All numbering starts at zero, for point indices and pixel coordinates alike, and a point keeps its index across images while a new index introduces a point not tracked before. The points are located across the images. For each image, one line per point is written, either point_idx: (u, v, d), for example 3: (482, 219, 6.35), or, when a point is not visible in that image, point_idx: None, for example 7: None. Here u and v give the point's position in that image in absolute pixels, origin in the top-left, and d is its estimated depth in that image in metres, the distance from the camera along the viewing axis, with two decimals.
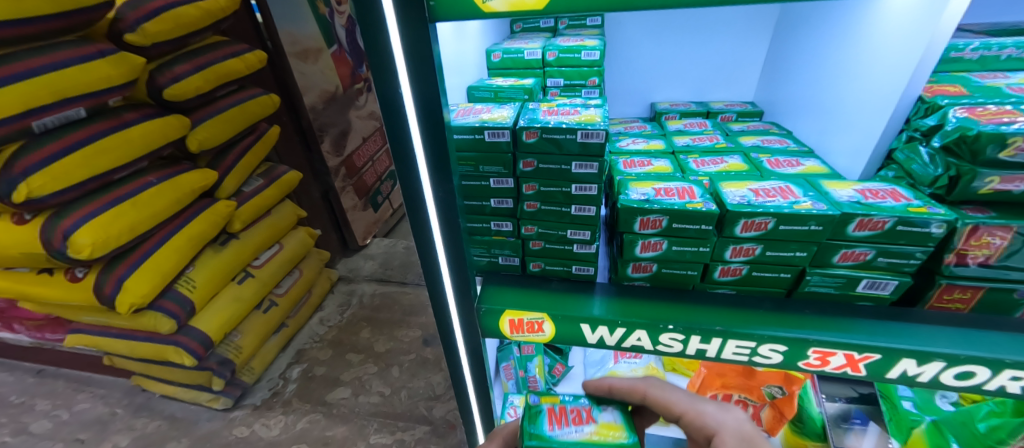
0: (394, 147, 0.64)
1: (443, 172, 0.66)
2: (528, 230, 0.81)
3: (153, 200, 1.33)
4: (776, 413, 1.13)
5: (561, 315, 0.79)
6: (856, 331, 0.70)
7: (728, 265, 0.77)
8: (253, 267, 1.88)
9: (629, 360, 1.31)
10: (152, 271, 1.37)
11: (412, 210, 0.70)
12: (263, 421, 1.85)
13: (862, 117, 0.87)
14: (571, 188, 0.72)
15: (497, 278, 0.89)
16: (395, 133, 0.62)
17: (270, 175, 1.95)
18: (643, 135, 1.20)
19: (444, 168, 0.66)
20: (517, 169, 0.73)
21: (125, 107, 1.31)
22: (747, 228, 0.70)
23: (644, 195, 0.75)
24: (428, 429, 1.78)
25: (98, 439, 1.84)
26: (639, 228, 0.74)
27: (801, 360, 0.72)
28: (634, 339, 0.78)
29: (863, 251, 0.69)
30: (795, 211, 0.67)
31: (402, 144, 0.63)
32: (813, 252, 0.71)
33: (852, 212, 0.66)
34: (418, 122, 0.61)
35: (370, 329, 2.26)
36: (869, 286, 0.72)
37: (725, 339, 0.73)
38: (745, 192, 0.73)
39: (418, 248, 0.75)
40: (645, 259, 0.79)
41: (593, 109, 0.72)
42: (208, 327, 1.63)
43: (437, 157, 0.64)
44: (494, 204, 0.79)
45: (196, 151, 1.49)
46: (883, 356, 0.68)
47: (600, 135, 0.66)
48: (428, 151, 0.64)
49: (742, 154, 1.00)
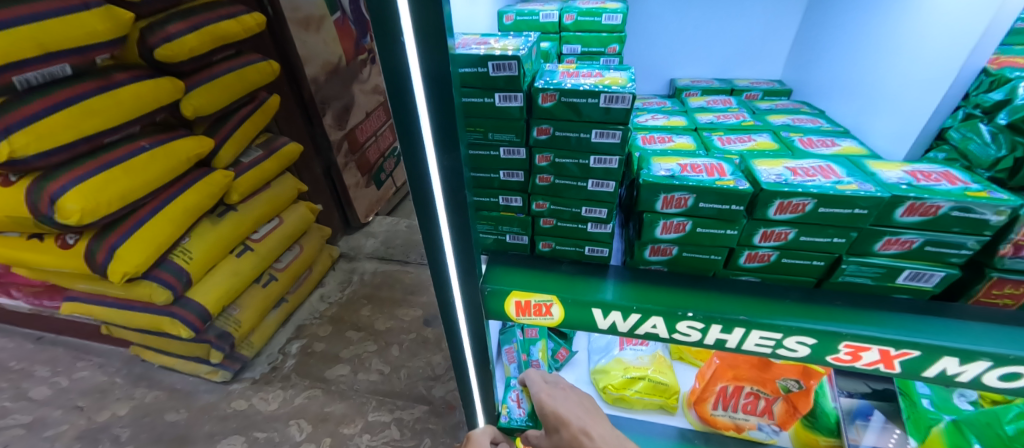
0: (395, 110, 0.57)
1: (449, 142, 0.60)
2: (539, 206, 0.75)
3: (146, 166, 1.27)
4: (790, 407, 1.06)
5: (571, 298, 0.73)
6: (894, 326, 0.64)
7: (755, 251, 0.71)
8: (252, 241, 1.84)
9: (635, 347, 1.25)
10: (147, 241, 1.32)
11: (415, 182, 0.64)
12: (262, 395, 1.84)
13: (909, 95, 0.79)
14: (589, 160, 0.65)
15: (504, 257, 0.83)
16: (398, 93, 0.55)
17: (269, 146, 1.89)
18: (663, 111, 1.13)
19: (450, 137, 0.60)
20: (530, 137, 0.66)
21: (115, 67, 1.24)
22: (782, 210, 0.64)
23: (669, 171, 0.69)
24: (427, 409, 1.75)
25: (97, 407, 1.84)
26: (661, 207, 0.68)
27: (830, 355, 0.67)
28: (649, 326, 0.73)
29: (910, 239, 0.63)
30: (837, 192, 0.60)
31: (406, 108, 0.56)
32: (853, 238, 0.64)
33: (902, 194, 0.59)
34: (423, 82, 0.54)
35: (371, 307, 2.23)
36: (910, 277, 0.66)
37: (748, 330, 0.68)
38: (781, 170, 0.66)
39: (420, 223, 0.69)
40: (665, 241, 0.72)
41: (618, 73, 0.65)
42: (206, 299, 1.60)
43: (444, 124, 0.58)
44: (503, 176, 0.72)
45: (191, 118, 1.42)
46: (922, 354, 0.62)
47: (625, 99, 0.59)
48: (434, 119, 0.57)
49: (771, 132, 0.94)
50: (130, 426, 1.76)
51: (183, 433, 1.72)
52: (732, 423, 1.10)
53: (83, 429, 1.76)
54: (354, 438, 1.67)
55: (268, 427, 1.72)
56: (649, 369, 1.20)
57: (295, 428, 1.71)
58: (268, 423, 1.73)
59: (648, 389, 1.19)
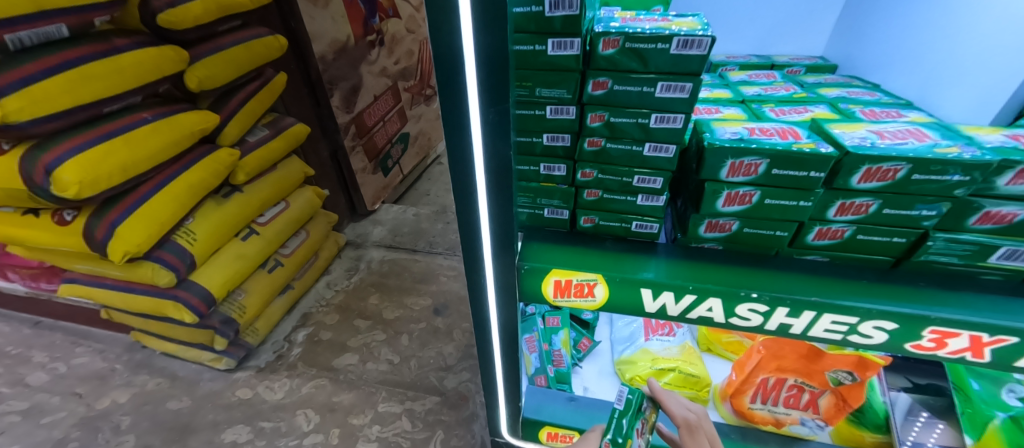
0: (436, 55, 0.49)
1: (497, 94, 0.51)
2: (585, 175, 0.67)
3: (148, 139, 1.20)
4: (838, 401, 0.96)
5: (620, 277, 0.67)
6: (987, 309, 0.57)
7: (827, 227, 0.64)
8: (257, 224, 1.77)
9: (663, 338, 1.20)
10: (149, 218, 1.25)
11: (454, 144, 0.56)
12: (267, 383, 1.77)
13: (997, 57, 0.71)
14: (650, 119, 0.58)
15: (541, 234, 0.76)
16: (443, 33, 0.46)
17: (276, 126, 1.81)
18: (702, 84, 1.05)
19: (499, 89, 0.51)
20: (583, 93, 0.59)
21: (115, 32, 1.17)
22: (867, 177, 0.57)
23: (736, 134, 0.62)
24: (439, 400, 1.69)
25: (96, 394, 1.77)
26: (726, 175, 0.61)
27: (909, 342, 0.61)
28: (704, 309, 0.67)
29: (1012, 210, 0.56)
30: (936, 156, 0.53)
31: (450, 53, 0.48)
32: (945, 211, 0.57)
33: (1013, 158, 0.52)
34: (473, 19, 0.45)
35: (378, 296, 2.16)
36: (1006, 256, 0.59)
37: (819, 313, 0.61)
38: (864, 133, 0.60)
39: (456, 192, 0.62)
40: (726, 214, 0.65)
41: (688, 17, 0.57)
42: (210, 283, 1.53)
43: (492, 73, 0.49)
44: (547, 141, 0.65)
45: (195, 90, 1.35)
46: (1019, 340, 0.56)
47: (702, 44, 0.51)
48: (482, 66, 0.49)
49: (828, 104, 0.87)
50: (131, 414, 1.70)
51: (186, 422, 1.66)
52: (770, 417, 1.04)
53: (82, 416, 1.70)
54: (363, 429, 1.61)
55: (274, 417, 1.66)
56: (679, 360, 1.14)
57: (302, 418, 1.64)
58: (274, 413, 1.67)
59: (678, 381, 1.13)
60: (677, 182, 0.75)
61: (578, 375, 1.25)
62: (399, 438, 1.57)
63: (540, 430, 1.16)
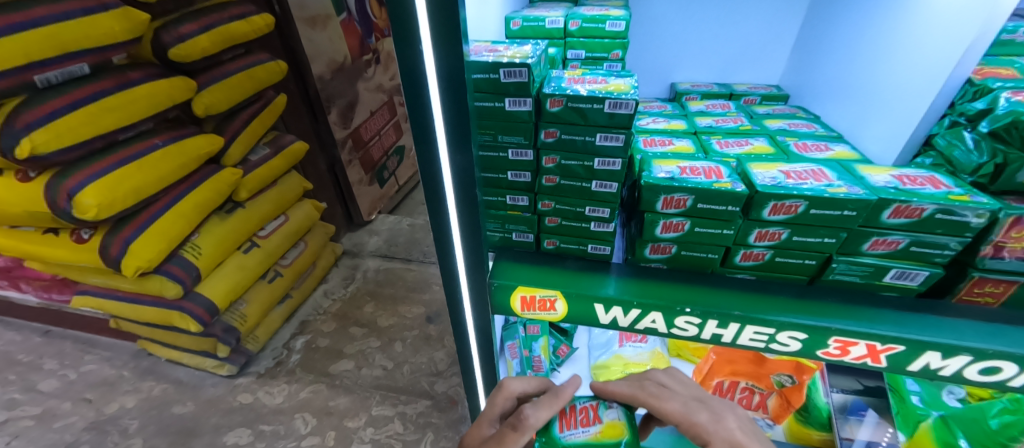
0: (411, 114, 0.61)
1: (462, 145, 0.63)
2: (545, 205, 0.78)
3: (159, 163, 1.31)
4: (783, 402, 1.10)
5: (575, 293, 0.77)
6: (879, 322, 0.67)
7: (750, 250, 0.74)
8: (258, 237, 1.87)
9: (635, 344, 1.31)
10: (159, 236, 1.36)
11: (429, 184, 0.68)
12: (268, 388, 1.87)
13: (908, 98, 0.81)
14: (594, 162, 0.69)
15: (510, 253, 0.87)
16: (415, 98, 0.59)
17: (276, 144, 1.92)
18: (664, 114, 1.16)
19: (463, 141, 0.64)
20: (537, 139, 0.69)
21: (130, 65, 1.28)
22: (775, 211, 0.67)
23: (669, 173, 0.72)
24: (430, 403, 1.78)
25: (105, 399, 1.87)
26: (661, 207, 0.72)
27: (820, 349, 0.71)
28: (649, 321, 0.77)
29: (896, 239, 0.66)
30: (827, 195, 0.64)
31: (421, 112, 0.60)
32: (843, 239, 0.68)
33: (889, 197, 0.62)
34: (439, 88, 0.58)
35: (374, 304, 2.26)
36: (897, 276, 0.69)
37: (742, 325, 0.71)
38: (775, 173, 0.70)
39: (432, 221, 0.73)
40: (665, 240, 0.76)
41: (621, 80, 0.69)
42: (214, 293, 1.63)
43: (457, 129, 0.62)
44: (511, 177, 0.76)
45: (202, 115, 1.45)
46: (906, 348, 0.66)
47: (629, 106, 0.62)
48: (448, 123, 0.61)
49: (768, 136, 0.98)
50: (138, 418, 1.79)
51: (191, 426, 1.76)
52: None
53: (92, 420, 1.80)
54: (358, 431, 1.70)
55: (273, 420, 1.76)
56: (648, 364, 1.26)
57: (301, 422, 1.74)
58: (274, 416, 1.77)
59: None
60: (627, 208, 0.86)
61: (557, 379, 1.34)
62: (391, 439, 1.67)
63: None
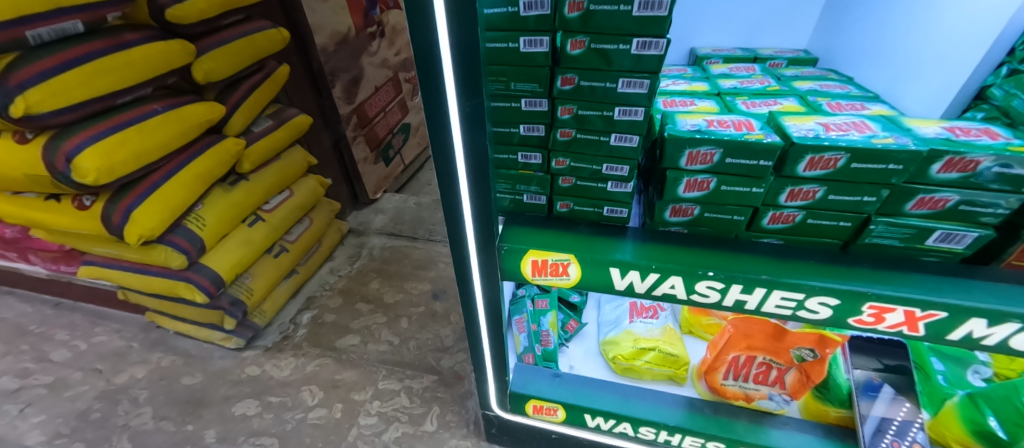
0: (424, 85, 0.58)
1: (476, 122, 0.61)
2: (559, 163, 0.73)
3: (159, 129, 1.27)
4: (802, 377, 1.01)
5: (590, 257, 0.73)
6: (917, 286, 0.62)
7: (780, 211, 0.69)
8: (263, 211, 1.85)
9: (646, 320, 1.27)
10: (161, 205, 1.33)
11: (441, 160, 0.65)
12: (274, 361, 1.88)
13: (955, 52, 0.75)
14: (613, 112, 0.63)
15: (520, 218, 0.82)
16: (427, 67, 0.56)
17: (279, 117, 1.88)
18: (684, 78, 1.10)
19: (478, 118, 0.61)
20: (553, 87, 0.64)
21: (125, 27, 1.23)
22: (811, 166, 0.62)
23: (695, 126, 0.67)
24: (436, 378, 1.77)
25: (115, 369, 1.89)
26: (685, 164, 0.66)
27: (851, 317, 0.66)
28: (667, 286, 0.73)
29: (944, 197, 0.60)
30: (872, 146, 0.58)
31: (434, 82, 0.57)
32: (884, 197, 0.62)
33: (940, 148, 0.57)
34: (452, 58, 0.54)
35: (379, 281, 2.25)
36: (941, 238, 0.64)
37: (769, 290, 0.67)
38: (812, 126, 0.65)
39: (442, 195, 0.70)
40: (687, 200, 0.71)
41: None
42: (220, 266, 1.62)
43: (472, 105, 0.59)
44: (524, 131, 0.71)
45: (202, 82, 1.41)
46: (948, 315, 0.61)
47: (662, 5, 0.53)
48: (461, 96, 0.58)
49: (798, 97, 0.92)
50: (148, 388, 1.81)
51: (198, 396, 1.77)
52: (741, 392, 1.08)
53: (102, 390, 1.81)
54: (365, 404, 1.70)
55: (281, 392, 1.76)
56: (660, 340, 1.22)
57: (307, 394, 1.74)
58: (281, 389, 1.77)
59: (658, 360, 1.20)
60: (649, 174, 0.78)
61: (565, 354, 1.33)
62: (398, 413, 1.66)
63: (527, 403, 1.21)
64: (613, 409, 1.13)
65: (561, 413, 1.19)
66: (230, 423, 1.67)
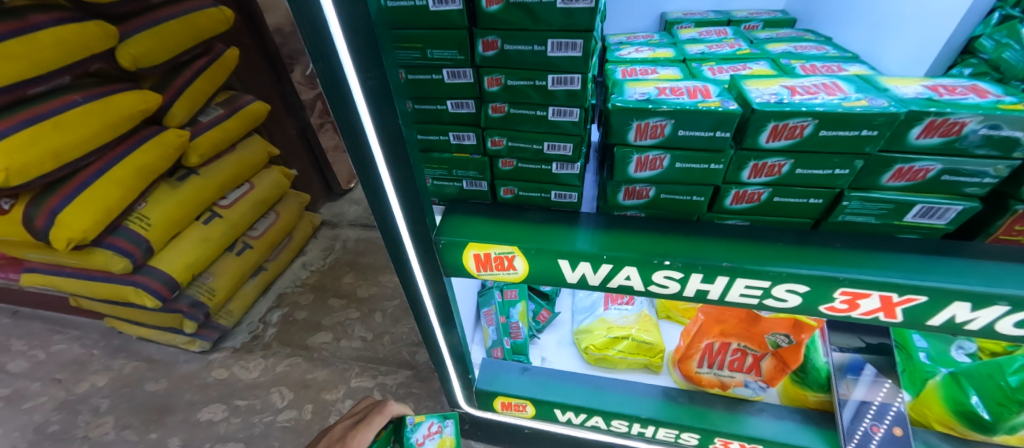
0: (315, 55, 0.48)
1: (383, 97, 0.52)
2: (495, 144, 0.64)
3: (81, 122, 1.17)
4: (778, 363, 0.96)
5: (536, 249, 0.65)
6: (896, 268, 0.55)
7: (743, 189, 0.61)
8: (220, 207, 1.75)
9: (621, 307, 1.21)
10: (94, 205, 1.23)
11: (353, 146, 0.57)
12: (242, 363, 1.80)
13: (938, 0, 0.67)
14: (547, 81, 0.54)
15: (463, 207, 0.73)
16: (312, 30, 0.46)
17: (231, 105, 1.76)
18: (649, 44, 1.00)
19: (385, 93, 0.52)
20: (476, 53, 0.54)
21: (32, 8, 1.10)
22: (775, 135, 0.54)
23: (645, 95, 0.58)
24: (411, 373, 1.71)
25: (75, 378, 1.80)
26: (634, 138, 0.58)
27: (823, 304, 0.59)
28: (622, 278, 0.65)
29: (925, 166, 0.53)
30: (844, 110, 0.50)
31: (324, 50, 0.47)
32: (858, 169, 0.55)
33: (921, 110, 0.49)
34: (339, 16, 0.45)
35: (353, 274, 2.17)
36: (921, 213, 0.56)
37: (732, 278, 0.60)
38: (777, 89, 0.56)
39: (364, 186, 0.62)
40: (640, 181, 0.63)
41: None
42: (172, 267, 1.53)
43: (375, 78, 0.50)
44: (453, 108, 0.62)
45: (131, 69, 1.29)
46: (929, 299, 0.54)
47: None
48: (360, 67, 0.49)
49: (769, 60, 0.83)
50: (110, 397, 1.73)
51: (163, 403, 1.69)
52: (716, 380, 1.02)
53: (62, 400, 1.73)
54: (336, 403, 1.63)
55: (249, 395, 1.69)
56: (634, 328, 1.15)
57: (277, 396, 1.67)
58: (249, 391, 1.70)
59: (632, 349, 1.14)
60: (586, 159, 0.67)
61: (537, 345, 1.27)
62: None
63: (495, 400, 1.15)
64: (584, 404, 1.07)
65: (530, 408, 1.13)
66: (196, 429, 1.60)
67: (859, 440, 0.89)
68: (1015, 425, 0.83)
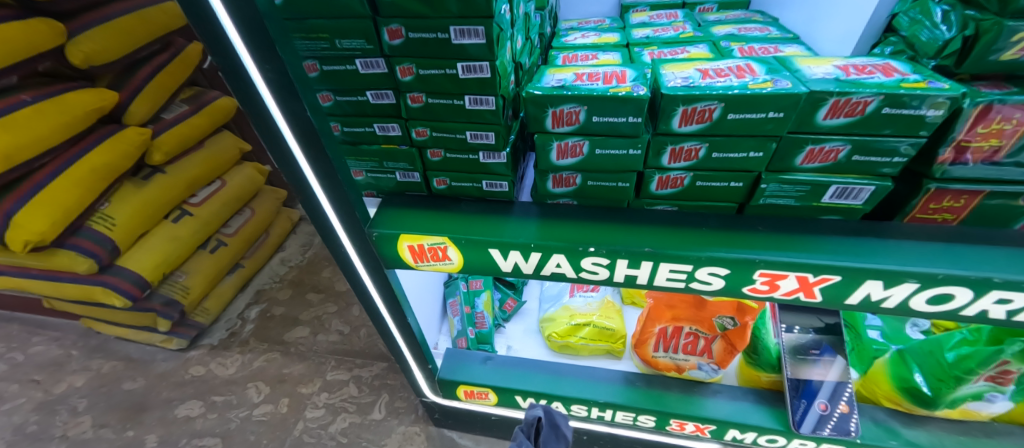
0: (212, 48, 0.47)
1: (288, 89, 0.51)
2: (420, 134, 0.64)
3: (33, 121, 1.17)
4: (728, 345, 0.97)
5: (465, 239, 0.65)
6: (813, 249, 0.56)
7: (666, 175, 0.61)
8: (189, 205, 1.73)
9: (586, 294, 1.22)
10: (51, 206, 1.24)
11: (269, 140, 0.56)
12: (220, 360, 1.81)
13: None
14: (457, 69, 0.54)
15: (399, 199, 0.73)
16: (200, 22, 0.45)
17: (196, 101, 1.74)
18: (598, 29, 0.98)
19: (290, 85, 0.51)
20: (383, 43, 0.54)
21: None
22: (687, 120, 0.54)
23: (561, 81, 0.58)
24: (386, 365, 1.72)
25: (53, 379, 1.81)
26: (552, 126, 0.58)
27: (745, 286, 0.59)
28: (554, 265, 0.65)
29: (834, 147, 0.53)
30: (748, 92, 0.50)
31: (219, 42, 0.47)
32: (771, 151, 0.55)
33: (823, 90, 0.49)
34: (225, 7, 0.43)
35: (331, 269, 2.17)
36: (836, 195, 0.57)
37: (656, 263, 0.60)
38: (690, 73, 0.56)
39: (289, 180, 0.61)
40: (565, 168, 0.63)
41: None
42: (140, 267, 1.53)
43: (276, 71, 0.49)
44: (373, 99, 0.61)
45: (83, 66, 1.27)
46: (844, 279, 0.55)
47: None
48: (258, 59, 0.48)
49: (710, 43, 0.81)
50: (88, 396, 1.73)
51: (140, 401, 1.70)
52: (672, 363, 1.03)
53: (41, 401, 1.74)
54: (312, 397, 1.64)
55: (226, 391, 1.70)
56: (596, 315, 1.16)
57: (253, 391, 1.68)
58: (226, 387, 1.71)
59: (594, 335, 1.15)
60: (513, 147, 0.67)
61: (502, 334, 1.27)
62: (346, 403, 1.60)
63: (459, 389, 1.17)
64: (543, 390, 1.08)
65: (493, 396, 1.14)
66: (173, 425, 1.61)
67: (817, 422, 0.90)
68: (956, 399, 0.85)
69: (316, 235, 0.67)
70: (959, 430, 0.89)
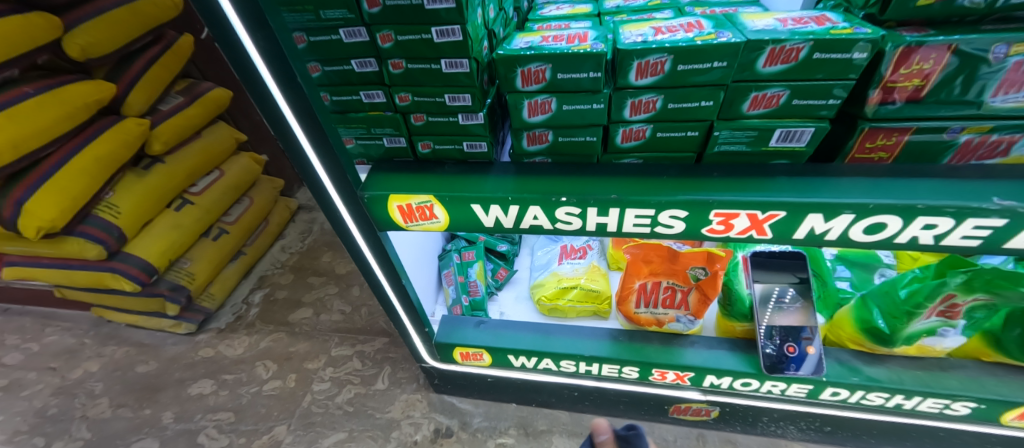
0: (209, 22, 0.52)
1: (281, 60, 0.56)
2: (403, 100, 0.69)
3: (36, 113, 1.22)
4: (702, 296, 1.05)
5: (449, 196, 0.71)
6: (760, 189, 0.61)
7: (629, 127, 0.67)
8: (190, 194, 1.79)
9: (574, 261, 1.28)
10: (59, 193, 1.29)
11: (264, 107, 0.61)
12: (228, 341, 1.88)
13: None
14: (431, 34, 0.60)
15: (387, 164, 0.79)
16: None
17: (190, 93, 1.78)
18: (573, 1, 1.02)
19: (281, 55, 0.56)
20: (363, 12, 0.59)
21: None
22: (642, 73, 0.59)
23: (528, 44, 0.63)
24: (388, 340, 1.79)
25: (69, 366, 1.88)
26: (521, 85, 0.63)
27: (703, 227, 0.65)
28: (531, 218, 0.71)
29: (775, 92, 0.59)
30: (693, 44, 0.55)
31: (215, 16, 0.51)
32: (721, 100, 0.60)
33: (761, 39, 0.55)
34: None
35: (331, 253, 2.23)
36: (782, 138, 0.63)
37: (623, 209, 0.66)
38: (644, 31, 0.61)
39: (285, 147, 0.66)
40: (537, 125, 0.68)
41: None
42: (147, 253, 1.59)
43: (267, 40, 0.53)
44: (358, 67, 0.67)
45: (80, 59, 1.32)
46: (789, 214, 0.60)
47: None
48: (251, 29, 0.52)
49: (675, 9, 0.85)
50: (103, 380, 1.81)
51: (154, 382, 1.77)
52: (653, 318, 1.11)
53: (58, 386, 1.81)
54: (318, 371, 1.71)
55: (235, 369, 1.77)
56: (583, 278, 1.23)
57: (261, 368, 1.76)
58: (235, 366, 1.78)
59: (581, 297, 1.21)
60: (491, 110, 0.72)
61: (495, 302, 1.34)
62: (350, 376, 1.67)
63: (454, 352, 1.23)
64: (533, 348, 1.14)
65: (487, 357, 1.21)
66: (187, 403, 1.68)
67: (816, 365, 0.96)
68: (911, 335, 0.91)
69: (312, 198, 0.72)
70: (917, 365, 0.96)
